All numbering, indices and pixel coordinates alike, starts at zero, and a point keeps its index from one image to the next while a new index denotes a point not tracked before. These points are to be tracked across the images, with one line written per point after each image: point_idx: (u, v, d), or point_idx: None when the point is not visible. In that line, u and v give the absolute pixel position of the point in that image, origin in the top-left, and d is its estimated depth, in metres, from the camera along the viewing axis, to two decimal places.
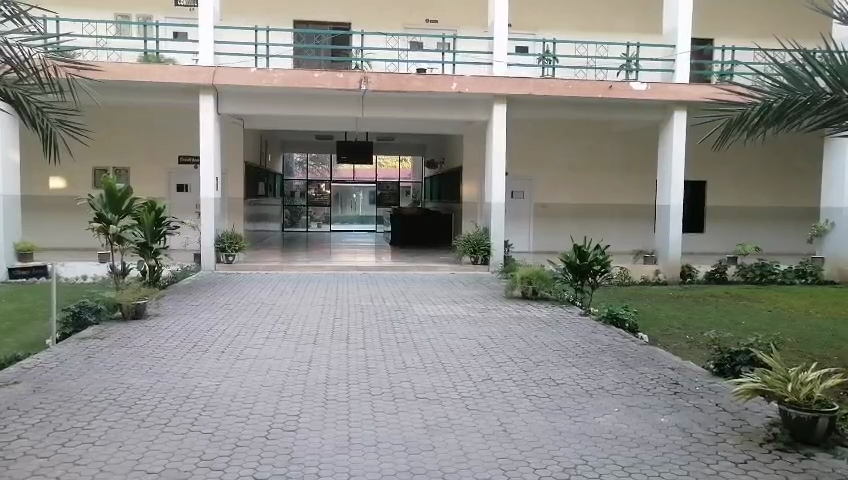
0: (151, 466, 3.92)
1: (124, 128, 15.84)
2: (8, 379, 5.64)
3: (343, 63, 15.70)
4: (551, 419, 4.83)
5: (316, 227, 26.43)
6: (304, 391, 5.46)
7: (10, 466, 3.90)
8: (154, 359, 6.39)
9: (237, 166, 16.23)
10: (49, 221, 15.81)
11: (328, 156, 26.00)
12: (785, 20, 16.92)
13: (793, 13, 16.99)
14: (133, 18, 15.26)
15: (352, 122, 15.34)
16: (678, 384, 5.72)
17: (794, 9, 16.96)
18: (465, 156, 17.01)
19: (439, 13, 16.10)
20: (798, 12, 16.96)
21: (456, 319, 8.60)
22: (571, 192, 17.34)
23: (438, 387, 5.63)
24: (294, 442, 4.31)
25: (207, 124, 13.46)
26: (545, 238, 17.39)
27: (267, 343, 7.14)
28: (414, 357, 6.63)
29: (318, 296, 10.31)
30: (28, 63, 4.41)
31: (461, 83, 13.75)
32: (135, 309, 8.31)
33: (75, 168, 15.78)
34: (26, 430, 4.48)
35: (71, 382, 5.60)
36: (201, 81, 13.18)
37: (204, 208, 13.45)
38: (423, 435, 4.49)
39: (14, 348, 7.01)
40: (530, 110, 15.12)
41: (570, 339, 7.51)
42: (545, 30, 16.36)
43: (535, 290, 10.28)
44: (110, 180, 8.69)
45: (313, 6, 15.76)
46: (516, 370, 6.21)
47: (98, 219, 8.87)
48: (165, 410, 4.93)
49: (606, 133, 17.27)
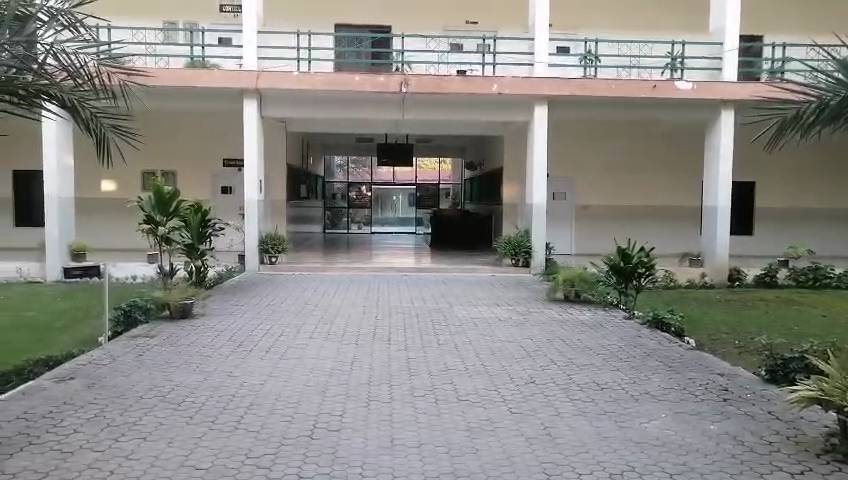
0: (199, 462, 4.01)
1: (172, 131, 16.26)
2: (63, 375, 5.84)
3: (383, 66, 15.81)
4: (596, 424, 4.76)
5: (356, 228, 26.61)
6: (347, 392, 5.51)
7: (66, 459, 4.04)
8: (201, 358, 6.54)
9: (280, 169, 16.50)
10: (99, 223, 16.29)
11: (368, 158, 26.21)
12: (824, 14, 16.35)
13: (834, 9, 16.41)
14: (180, 24, 15.65)
15: (392, 124, 15.41)
16: (727, 391, 5.56)
17: (834, 5, 16.40)
18: (506, 158, 16.92)
19: (480, 14, 16.08)
20: (836, 6, 16.42)
21: (498, 322, 8.54)
22: (613, 194, 17.08)
23: (481, 389, 5.60)
24: (338, 442, 4.35)
25: (250, 128, 13.70)
26: (586, 241, 17.14)
27: (309, 343, 7.23)
28: (456, 360, 6.61)
29: (360, 297, 10.40)
30: (84, 71, 4.50)
31: (501, 85, 13.68)
32: (182, 308, 8.53)
33: (125, 172, 16.27)
34: (81, 425, 4.63)
35: (122, 379, 5.76)
36: (245, 85, 13.41)
37: (247, 209, 13.71)
38: (466, 437, 4.47)
39: (68, 345, 7.24)
40: (572, 110, 14.95)
41: (613, 342, 7.38)
42: (587, 30, 16.16)
43: (577, 292, 10.15)
44: (158, 183, 8.95)
45: (355, 10, 15.90)
46: (559, 373, 6.13)
47: (147, 221, 9.11)
48: (212, 408, 5.03)
49: (649, 133, 17.00)
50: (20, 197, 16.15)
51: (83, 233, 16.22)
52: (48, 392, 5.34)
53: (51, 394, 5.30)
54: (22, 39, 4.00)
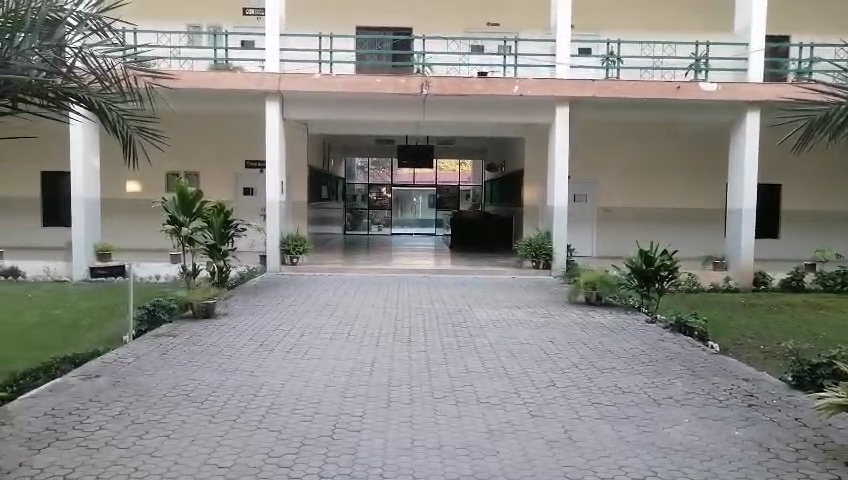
0: (222, 460, 4.05)
1: (196, 133, 16.47)
2: (89, 373, 5.94)
3: (405, 68, 15.84)
4: (618, 428, 4.72)
5: (376, 229, 26.69)
6: (367, 392, 5.53)
7: (92, 456, 4.10)
8: (223, 357, 6.61)
9: (301, 171, 16.61)
10: (124, 223, 16.55)
11: (388, 160, 26.27)
12: (838, 12, 16.04)
13: None
14: (204, 27, 15.82)
15: (413, 126, 15.44)
16: (752, 396, 5.48)
17: None
18: (527, 160, 16.84)
19: (502, 16, 16.05)
20: None
21: (518, 324, 8.52)
22: (635, 195, 16.92)
23: (502, 392, 5.59)
24: (358, 443, 4.37)
25: (273, 130, 13.81)
26: (608, 243, 17.01)
27: (330, 344, 7.27)
28: (476, 362, 6.60)
29: (380, 298, 10.44)
30: (111, 74, 4.58)
31: (523, 86, 13.62)
32: (204, 308, 8.63)
33: (150, 173, 16.49)
34: (106, 422, 4.70)
35: (146, 378, 5.84)
36: (267, 87, 13.52)
37: (269, 210, 13.82)
38: (486, 440, 4.46)
39: (93, 343, 7.37)
40: (593, 111, 14.84)
41: (635, 346, 7.31)
42: (610, 31, 16.04)
43: (599, 295, 10.07)
44: (182, 184, 9.06)
45: (376, 12, 15.94)
46: (580, 376, 6.09)
47: (170, 221, 9.23)
48: (233, 407, 5.07)
49: (672, 135, 16.83)
50: (48, 197, 16.46)
51: (109, 233, 16.47)
52: (74, 389, 5.43)
53: (77, 391, 5.39)
54: (51, 43, 4.15)
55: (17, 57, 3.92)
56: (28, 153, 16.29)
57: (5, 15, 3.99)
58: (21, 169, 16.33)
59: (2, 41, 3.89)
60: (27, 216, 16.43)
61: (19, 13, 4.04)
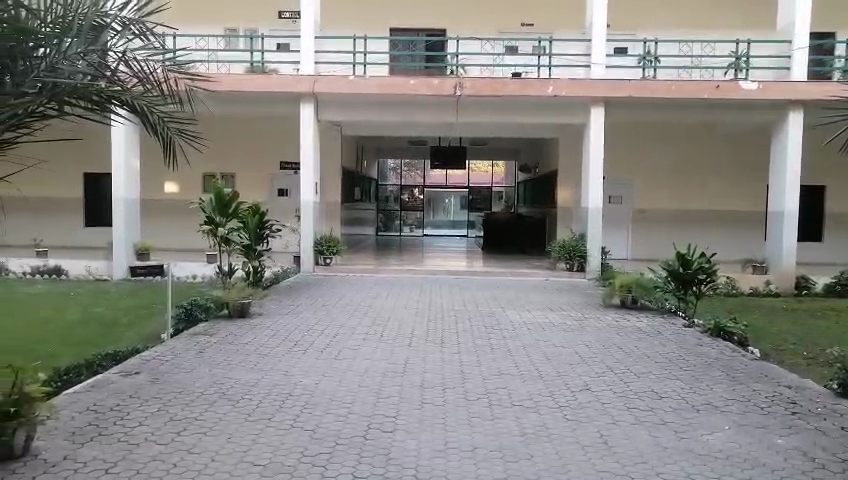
0: (257, 458, 4.10)
1: (233, 135, 16.74)
2: (129, 370, 6.09)
3: (438, 69, 15.85)
4: (655, 433, 4.63)
5: (408, 230, 26.75)
6: (400, 393, 5.54)
7: (133, 451, 4.19)
8: (258, 357, 6.69)
9: (334, 172, 16.74)
10: (163, 223, 16.91)
11: (421, 161, 26.30)
12: None
13: None
14: (240, 31, 16.09)
15: (445, 127, 15.43)
16: (795, 404, 5.32)
17: None
18: (560, 161, 16.68)
19: (536, 16, 15.96)
20: None
21: (551, 326, 8.45)
22: (672, 197, 16.62)
23: (536, 395, 5.54)
24: (392, 444, 4.37)
25: (307, 131, 13.95)
26: (644, 245, 16.75)
27: (363, 344, 7.31)
28: (509, 364, 6.56)
29: (412, 299, 10.46)
30: (152, 77, 4.68)
31: (557, 87, 13.50)
32: (240, 308, 8.75)
33: (188, 174, 16.81)
34: (146, 418, 4.80)
35: (183, 376, 5.95)
36: (302, 89, 13.68)
37: (303, 211, 13.95)
38: (519, 443, 4.43)
39: (133, 340, 7.54)
40: (629, 110, 14.63)
41: (672, 350, 7.17)
42: (646, 30, 15.82)
43: (634, 298, 9.91)
44: (218, 185, 9.21)
45: (410, 13, 15.97)
46: (615, 380, 6.00)
47: (207, 222, 9.40)
48: (268, 406, 5.13)
49: (710, 135, 16.52)
50: (91, 198, 16.93)
51: (147, 234, 16.83)
52: (115, 386, 5.56)
53: (118, 387, 5.53)
54: (95, 48, 4.30)
55: (64, 62, 4.08)
56: (72, 155, 16.78)
57: (54, 20, 3.99)
58: (65, 170, 16.83)
59: (51, 46, 3.96)
60: (71, 216, 16.91)
61: (68, 19, 4.07)
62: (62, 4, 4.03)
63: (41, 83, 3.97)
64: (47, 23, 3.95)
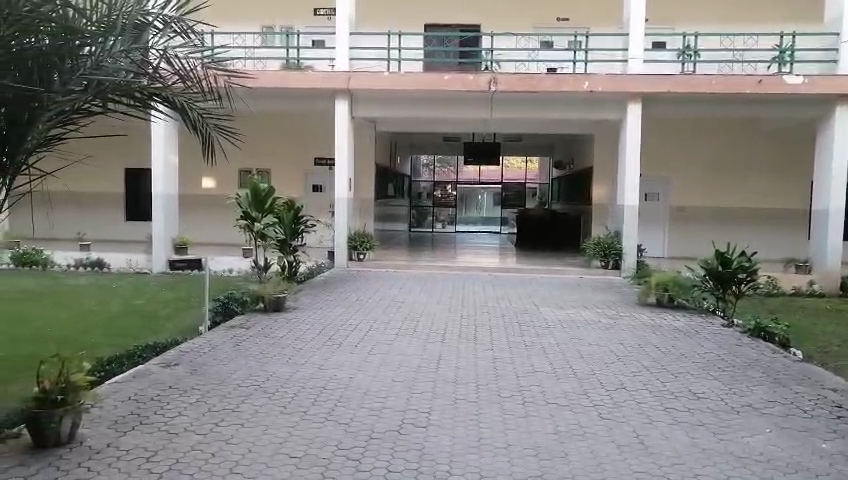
0: (293, 450, 4.15)
1: (269, 131, 16.95)
2: (169, 361, 6.23)
3: (472, 65, 15.80)
4: (693, 435, 4.55)
5: (440, 227, 26.74)
6: (434, 389, 5.55)
7: (173, 440, 4.29)
8: (293, 350, 6.78)
9: (368, 168, 16.85)
10: (200, 217, 17.23)
11: (454, 158, 26.21)
12: None
13: None
14: (277, 28, 16.27)
15: (479, 123, 15.36)
16: (840, 408, 5.16)
17: None
18: (596, 158, 16.48)
19: (572, 11, 15.80)
20: None
21: (585, 324, 8.37)
22: (711, 195, 16.28)
23: (570, 393, 5.49)
24: (426, 439, 4.38)
25: (341, 127, 14.05)
26: (682, 243, 16.44)
27: (396, 340, 7.34)
28: (543, 362, 6.52)
29: (445, 296, 10.46)
30: (192, 74, 4.59)
31: (594, 82, 13.33)
32: (275, 302, 8.87)
33: (225, 170, 17.09)
34: (185, 408, 4.91)
35: (221, 368, 6.06)
36: (337, 86, 13.78)
37: (337, 207, 14.06)
38: (554, 441, 4.40)
39: (172, 332, 7.71)
40: (668, 107, 14.35)
41: (712, 351, 7.04)
42: (686, 24, 15.51)
43: (671, 297, 9.73)
44: (255, 181, 9.34)
45: (444, 9, 15.94)
46: (651, 380, 5.91)
47: (244, 217, 9.57)
48: (303, 399, 5.19)
49: (752, 131, 16.12)
50: (130, 192, 17.36)
51: (186, 229, 17.18)
52: (155, 376, 5.70)
53: (158, 378, 5.66)
54: (138, 46, 4.33)
55: (109, 59, 4.13)
56: (114, 150, 17.21)
57: (99, 19, 4.06)
58: (107, 166, 17.28)
59: (96, 45, 4.03)
60: (112, 210, 17.36)
61: (112, 18, 4.10)
62: (107, 4, 4.08)
63: (86, 81, 4.08)
64: (92, 22, 4.01)
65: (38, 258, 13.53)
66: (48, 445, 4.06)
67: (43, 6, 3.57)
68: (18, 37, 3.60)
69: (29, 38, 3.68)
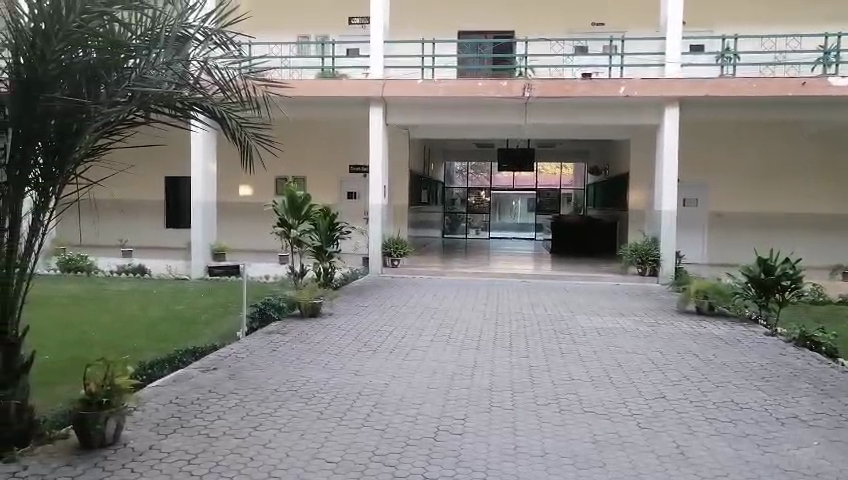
0: (330, 455, 4.19)
1: (305, 139, 17.18)
2: (208, 365, 6.36)
3: (506, 72, 15.80)
4: (736, 446, 4.44)
5: (474, 233, 26.65)
6: (469, 396, 5.54)
7: (213, 444, 4.36)
8: (328, 356, 6.84)
9: (402, 175, 16.94)
10: (237, 224, 17.52)
11: (488, 164, 26.22)
12: None
13: None
14: (312, 38, 16.51)
15: (514, 129, 15.32)
16: None
17: None
18: (631, 163, 16.28)
19: (607, 15, 15.68)
20: None
21: (622, 332, 8.24)
22: (753, 200, 15.89)
23: (607, 402, 5.41)
24: (461, 446, 4.37)
25: (376, 135, 14.15)
26: (722, 250, 16.07)
27: (431, 346, 7.35)
28: (580, 370, 6.43)
29: (480, 302, 10.45)
30: (232, 84, 4.65)
31: (630, 87, 13.19)
32: (311, 307, 8.97)
33: (261, 177, 17.37)
34: (225, 412, 5.00)
35: (258, 373, 6.16)
36: (372, 93, 13.89)
37: (372, 213, 14.16)
38: (591, 450, 4.34)
39: (211, 337, 7.84)
40: (707, 110, 14.07)
41: (754, 360, 6.86)
42: (724, 26, 15.23)
43: (711, 304, 9.48)
44: (292, 188, 9.48)
45: (479, 16, 15.96)
46: (691, 390, 5.79)
47: (281, 224, 9.72)
48: (340, 404, 5.24)
49: (795, 134, 15.73)
50: (171, 200, 17.78)
51: (224, 235, 17.48)
52: (195, 380, 5.82)
53: (198, 382, 5.77)
54: (179, 58, 4.37)
55: (152, 71, 4.21)
56: (155, 159, 17.66)
57: (143, 33, 4.19)
58: (148, 174, 17.75)
59: (140, 57, 4.15)
60: (153, 217, 17.79)
61: (155, 31, 4.22)
62: (150, 16, 4.21)
63: (131, 92, 4.10)
64: (137, 35, 4.17)
65: (82, 264, 13.92)
66: (94, 446, 4.17)
67: (91, 21, 3.82)
68: (66, 50, 3.78)
69: (77, 52, 3.84)
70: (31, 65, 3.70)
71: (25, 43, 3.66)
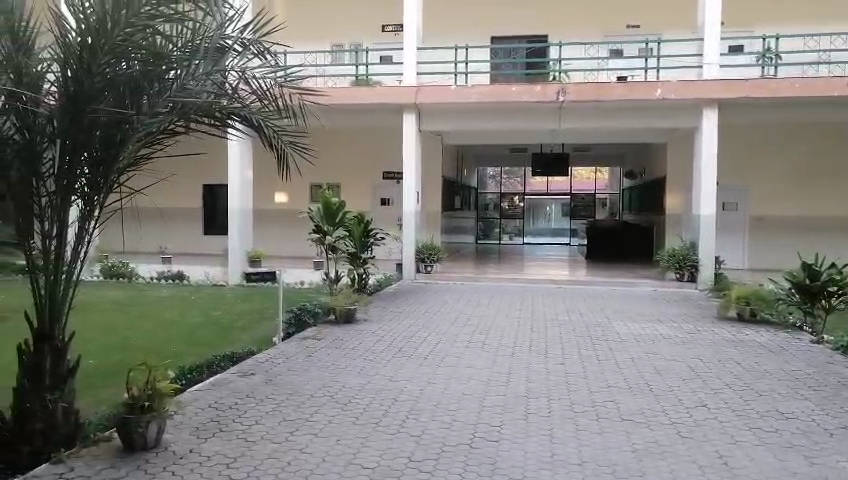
0: (366, 461, 4.20)
1: (339, 146, 17.35)
2: (246, 370, 6.46)
3: (540, 76, 15.72)
4: (782, 457, 4.32)
5: (508, 239, 26.49)
6: (505, 402, 5.50)
7: (251, 448, 4.42)
8: (363, 361, 6.89)
9: (435, 181, 16.98)
10: (272, 230, 17.76)
11: (521, 169, 26.11)
12: None
13: None
14: (346, 46, 16.69)
15: (548, 134, 15.22)
16: None
17: None
18: (668, 167, 16.03)
19: (642, 17, 15.49)
20: None
21: (661, 339, 8.08)
22: (796, 204, 15.47)
23: (646, 410, 5.31)
24: (497, 453, 4.34)
25: (409, 142, 14.22)
26: (763, 255, 15.63)
27: (465, 352, 7.34)
28: (617, 377, 6.34)
29: (514, 308, 10.39)
30: (270, 93, 4.72)
31: (667, 89, 12.97)
32: (346, 313, 9.03)
33: (297, 184, 17.60)
34: (262, 417, 5.06)
35: (295, 378, 6.23)
36: (405, 99, 13.95)
37: (405, 218, 14.22)
38: (630, 459, 4.27)
39: (248, 342, 7.94)
40: (747, 112, 13.74)
41: (800, 368, 6.67)
42: (764, 25, 14.90)
43: (753, 311, 9.23)
44: (327, 195, 9.58)
45: (512, 21, 15.92)
46: (734, 398, 5.65)
47: (316, 230, 9.83)
48: (375, 410, 5.26)
49: (840, 136, 15.29)
50: (208, 207, 18.12)
51: (260, 241, 17.73)
52: (233, 384, 5.92)
53: (237, 387, 5.86)
54: (218, 68, 4.44)
55: (192, 81, 4.28)
56: (193, 167, 18.05)
57: (184, 44, 4.26)
58: (187, 182, 18.15)
59: (181, 69, 4.21)
60: (192, 224, 18.17)
61: (195, 42, 4.32)
62: (190, 29, 4.29)
63: (172, 103, 4.17)
64: (178, 46, 4.23)
65: (125, 270, 14.27)
66: (137, 448, 4.26)
67: (134, 35, 3.92)
68: (111, 63, 3.89)
69: (121, 64, 3.94)
70: (78, 78, 3.84)
71: (73, 57, 3.81)
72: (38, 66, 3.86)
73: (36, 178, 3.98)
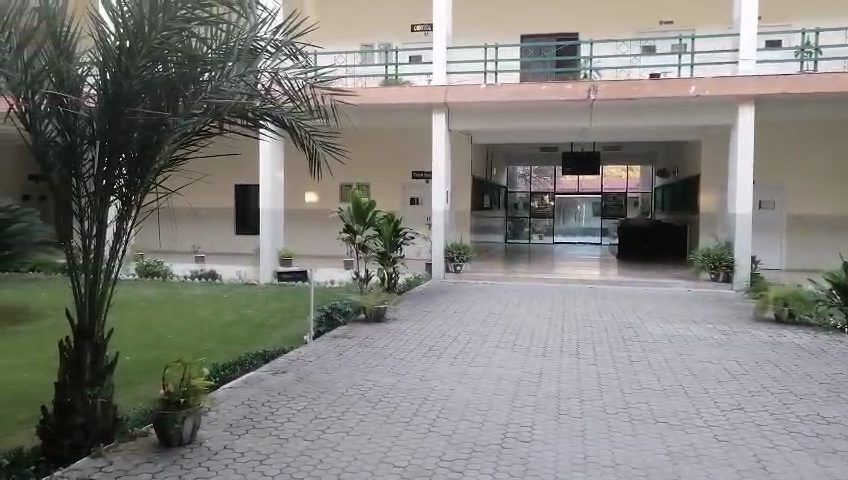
0: (397, 460, 4.21)
1: (369, 146, 17.45)
2: (278, 368, 6.52)
3: (571, 75, 15.58)
4: (823, 462, 4.20)
5: (538, 238, 26.27)
6: (536, 403, 5.46)
7: (283, 444, 4.47)
8: (394, 360, 6.90)
9: (464, 181, 16.96)
10: (303, 229, 17.93)
11: (551, 168, 25.89)
12: None
13: None
14: (375, 46, 16.76)
15: (578, 132, 15.07)
16: None
17: None
18: (703, 166, 15.74)
19: (676, 13, 15.23)
20: None
21: (695, 340, 7.94)
22: (835, 202, 15.06)
23: (680, 412, 5.22)
24: (529, 454, 4.31)
25: (438, 141, 14.21)
26: (801, 255, 15.24)
27: (495, 352, 7.31)
28: (652, 378, 6.24)
29: (545, 308, 10.30)
30: (300, 93, 4.77)
31: (700, 86, 12.75)
32: (376, 312, 9.07)
33: (327, 184, 17.73)
34: (294, 415, 5.11)
35: (326, 376, 6.27)
36: (435, 99, 13.95)
37: (434, 218, 14.21)
38: (665, 462, 4.20)
39: (279, 341, 8.02)
40: (784, 108, 13.42)
41: (841, 371, 6.48)
42: (802, 19, 14.55)
43: (792, 312, 8.99)
44: (357, 194, 9.62)
45: (542, 19, 15.79)
46: (772, 401, 5.52)
47: (347, 229, 9.89)
48: (406, 409, 5.28)
49: None
50: (240, 207, 18.38)
51: (290, 240, 17.90)
52: (266, 382, 5.98)
53: (269, 385, 5.92)
54: (251, 70, 4.48)
55: (227, 83, 4.31)
56: (226, 167, 18.33)
57: (218, 46, 4.29)
58: (221, 183, 18.43)
59: (215, 71, 4.22)
60: (224, 224, 18.44)
61: (229, 44, 4.34)
62: (225, 30, 4.33)
63: (207, 105, 4.17)
64: (212, 49, 4.25)
65: (159, 269, 14.52)
66: (173, 444, 4.34)
67: (171, 38, 3.95)
68: (148, 66, 3.94)
69: (157, 67, 3.98)
70: (117, 81, 3.91)
71: (112, 60, 3.90)
72: (79, 68, 4.00)
73: (76, 178, 4.09)
